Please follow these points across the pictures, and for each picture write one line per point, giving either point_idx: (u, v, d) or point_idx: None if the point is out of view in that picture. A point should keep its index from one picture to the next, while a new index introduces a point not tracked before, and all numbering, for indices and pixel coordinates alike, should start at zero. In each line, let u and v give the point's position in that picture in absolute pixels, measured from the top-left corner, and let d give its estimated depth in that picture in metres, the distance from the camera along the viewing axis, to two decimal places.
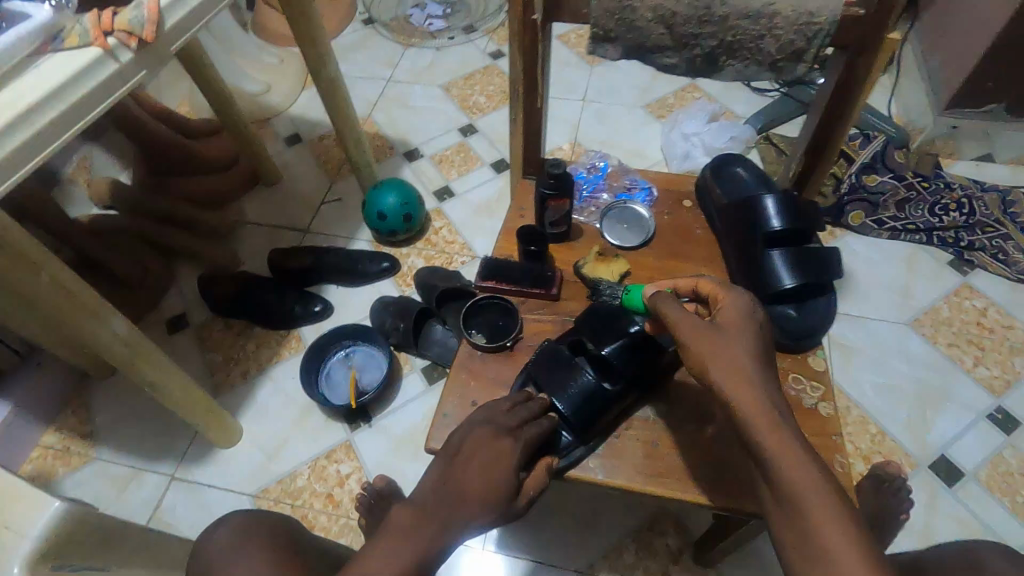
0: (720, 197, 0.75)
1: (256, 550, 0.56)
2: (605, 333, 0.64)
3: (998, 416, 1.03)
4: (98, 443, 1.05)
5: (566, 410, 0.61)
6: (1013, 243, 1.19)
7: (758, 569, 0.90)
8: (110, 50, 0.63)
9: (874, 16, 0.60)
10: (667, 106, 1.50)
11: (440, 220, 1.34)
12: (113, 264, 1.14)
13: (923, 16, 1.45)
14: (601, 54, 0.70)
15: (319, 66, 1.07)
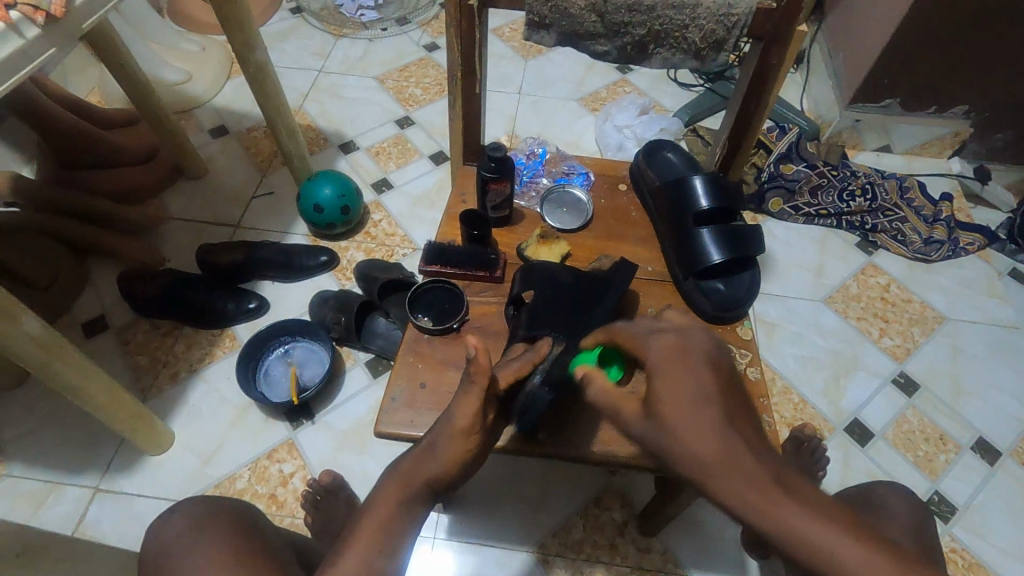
0: (653, 179, 0.79)
1: (204, 546, 0.55)
2: (560, 284, 0.67)
3: (900, 380, 1.14)
4: (7, 458, 0.97)
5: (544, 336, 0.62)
6: (910, 225, 1.32)
7: (698, 536, 0.95)
8: (14, 24, 0.58)
9: (785, 9, 0.65)
10: (600, 100, 1.55)
11: (379, 212, 1.32)
12: (18, 265, 1.05)
13: (829, 18, 1.57)
14: (537, 41, 0.72)
15: (247, 52, 1.03)
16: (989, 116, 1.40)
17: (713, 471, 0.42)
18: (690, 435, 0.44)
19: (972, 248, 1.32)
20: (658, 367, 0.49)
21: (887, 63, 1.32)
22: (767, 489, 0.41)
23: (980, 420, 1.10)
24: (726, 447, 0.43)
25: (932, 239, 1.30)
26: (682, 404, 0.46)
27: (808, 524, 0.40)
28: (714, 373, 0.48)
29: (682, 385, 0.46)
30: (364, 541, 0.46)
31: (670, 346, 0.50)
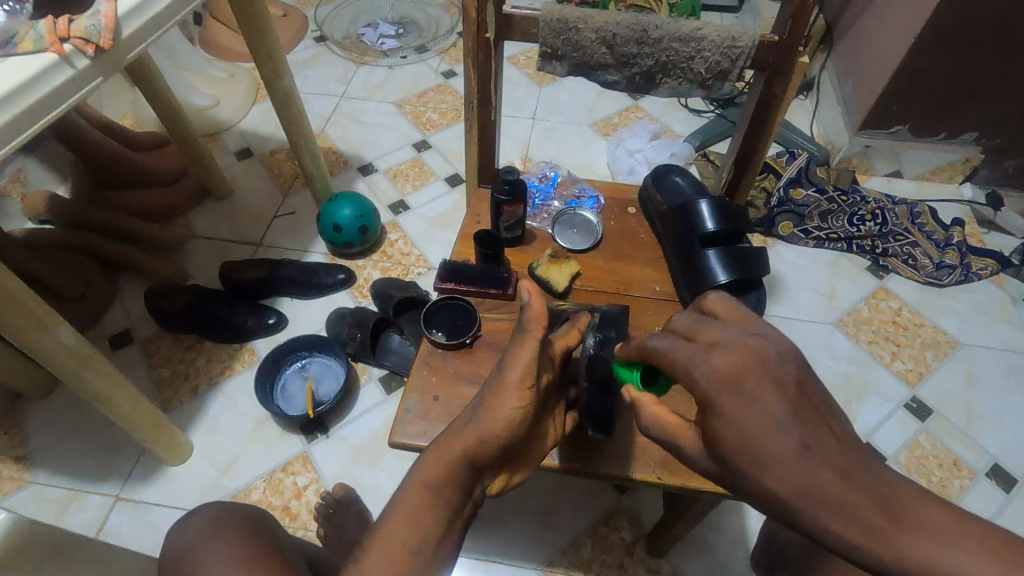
0: (661, 203, 0.81)
1: (223, 549, 0.57)
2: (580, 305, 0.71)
3: (913, 405, 1.13)
4: (34, 465, 1.00)
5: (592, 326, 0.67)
6: (921, 250, 1.32)
7: (708, 558, 0.94)
8: (66, 55, 0.63)
9: (787, 41, 0.68)
10: (612, 125, 1.59)
11: (395, 232, 1.36)
12: (52, 279, 1.10)
13: (838, 47, 1.60)
14: (550, 71, 0.76)
15: (274, 79, 1.08)
16: (999, 143, 1.41)
17: (805, 511, 0.36)
18: (770, 476, 0.37)
19: (985, 273, 1.32)
20: (708, 393, 0.39)
21: (895, 91, 1.35)
22: (868, 520, 0.36)
23: (995, 446, 1.09)
24: (818, 484, 0.36)
25: (944, 264, 1.31)
26: (752, 438, 0.38)
27: (918, 547, 0.36)
28: (784, 386, 0.38)
29: (749, 416, 0.38)
30: (400, 519, 0.47)
31: (725, 362, 0.40)
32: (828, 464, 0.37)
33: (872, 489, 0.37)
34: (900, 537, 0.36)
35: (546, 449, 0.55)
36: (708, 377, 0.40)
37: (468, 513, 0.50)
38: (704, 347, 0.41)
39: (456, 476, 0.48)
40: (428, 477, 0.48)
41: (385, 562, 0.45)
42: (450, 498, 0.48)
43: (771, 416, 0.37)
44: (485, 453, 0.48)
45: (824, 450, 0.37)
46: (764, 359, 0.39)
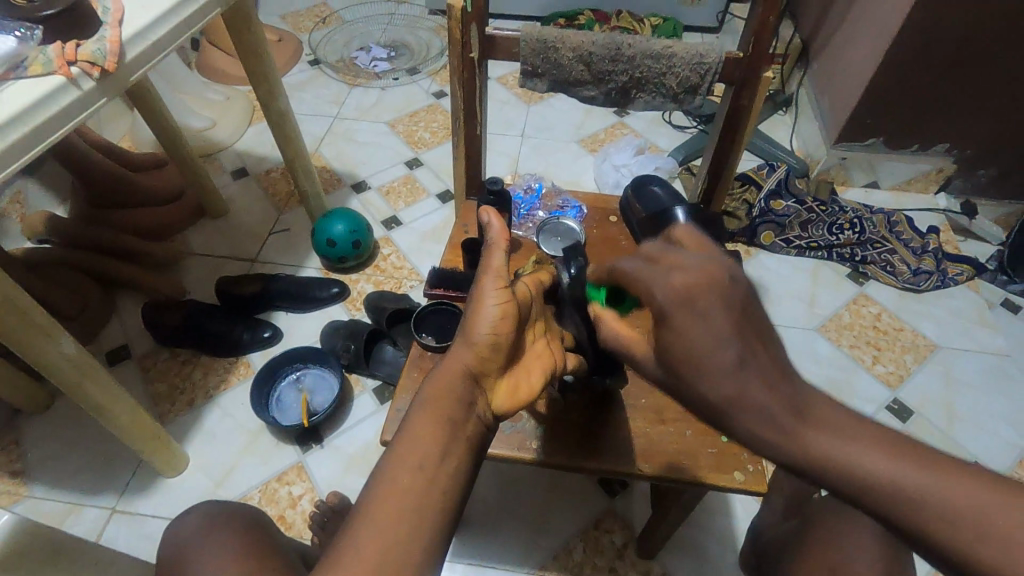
0: (640, 211, 0.84)
1: (216, 547, 0.59)
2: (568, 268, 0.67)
3: (894, 407, 1.16)
4: (30, 480, 1.02)
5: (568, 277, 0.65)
6: (898, 257, 1.37)
7: (696, 559, 0.96)
8: (73, 78, 0.66)
9: (752, 57, 0.73)
10: (599, 141, 1.64)
11: (388, 246, 1.39)
12: (51, 296, 1.12)
13: (814, 64, 1.67)
14: (531, 88, 0.80)
15: (270, 100, 1.12)
16: (970, 154, 1.46)
17: (731, 415, 0.38)
18: (703, 382, 0.38)
19: (961, 278, 1.36)
20: (664, 310, 0.39)
21: (868, 105, 1.40)
22: (786, 424, 0.37)
23: (975, 444, 1.12)
24: (744, 390, 0.37)
25: (921, 270, 1.35)
26: (697, 353, 0.38)
27: (839, 452, 0.37)
28: (731, 302, 0.38)
29: (694, 332, 0.38)
30: (410, 434, 0.45)
31: (683, 282, 0.39)
32: (760, 375, 0.37)
33: (793, 394, 0.38)
34: (817, 438, 0.37)
35: (548, 369, 0.56)
36: (664, 295, 0.39)
37: (475, 430, 0.48)
38: (666, 270, 0.41)
39: (455, 386, 0.48)
40: (427, 394, 0.47)
41: (407, 485, 0.42)
42: (455, 414, 0.47)
43: (714, 331, 0.37)
44: (477, 358, 0.50)
45: (759, 364, 0.38)
46: (719, 280, 0.39)
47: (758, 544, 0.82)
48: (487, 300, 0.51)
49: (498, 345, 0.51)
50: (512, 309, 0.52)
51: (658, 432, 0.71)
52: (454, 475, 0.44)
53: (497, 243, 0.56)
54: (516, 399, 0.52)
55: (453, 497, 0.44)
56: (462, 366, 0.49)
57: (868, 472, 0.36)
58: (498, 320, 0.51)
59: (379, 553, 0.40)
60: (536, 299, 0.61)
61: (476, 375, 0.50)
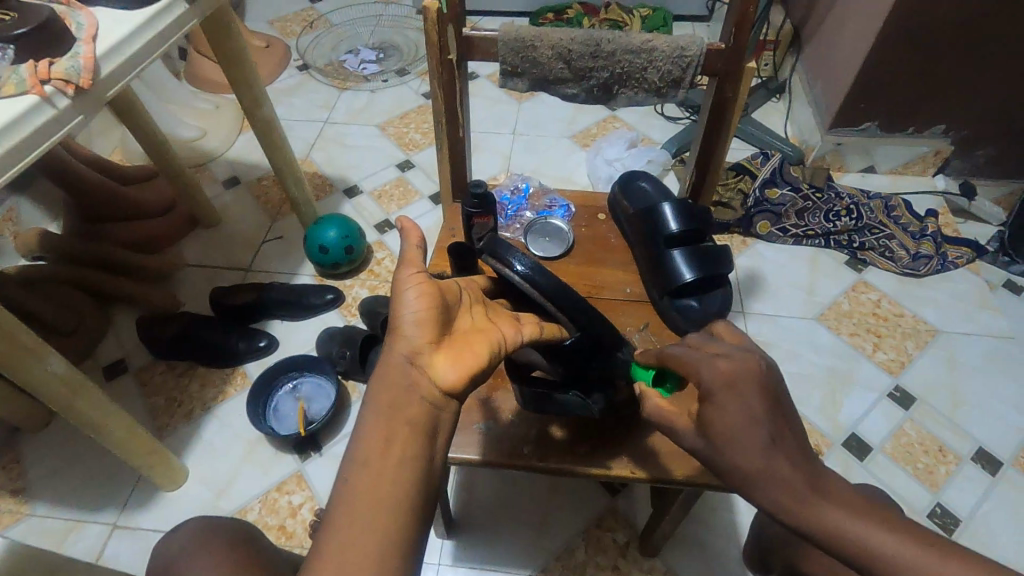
0: (627, 209, 0.84)
1: (206, 561, 0.59)
2: (507, 258, 0.58)
3: (897, 394, 1.15)
4: (31, 498, 1.02)
5: (518, 273, 0.57)
6: (897, 242, 1.35)
7: (700, 556, 0.95)
8: (47, 96, 0.66)
9: (733, 48, 0.72)
10: (591, 136, 1.63)
11: (382, 251, 1.39)
12: (45, 313, 1.12)
13: (806, 50, 1.65)
14: (512, 87, 0.79)
15: (255, 109, 1.12)
16: (967, 134, 1.44)
17: (759, 487, 0.44)
18: (733, 459, 0.45)
19: (961, 261, 1.34)
20: (711, 389, 0.47)
21: (860, 90, 1.39)
22: (805, 498, 0.43)
23: (980, 430, 1.11)
24: (771, 468, 0.44)
25: (920, 255, 1.33)
26: (737, 428, 0.45)
27: (858, 530, 0.42)
28: (764, 390, 0.46)
29: (734, 411, 0.45)
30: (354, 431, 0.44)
31: (727, 368, 0.47)
32: (787, 458, 0.44)
33: (811, 471, 0.44)
34: (828, 510, 0.43)
35: (497, 342, 0.53)
36: (711, 377, 0.47)
37: (423, 411, 0.45)
38: (710, 357, 0.48)
39: (393, 373, 0.46)
40: (367, 395, 0.46)
41: (357, 485, 0.42)
42: (396, 400, 0.45)
43: (748, 415, 0.45)
44: (410, 341, 0.47)
45: (788, 449, 0.44)
46: (750, 368, 0.47)
47: (760, 540, 0.81)
48: (407, 285, 0.49)
49: (428, 323, 0.48)
50: (434, 289, 0.50)
51: (652, 431, 0.71)
52: (409, 467, 0.43)
53: (410, 242, 0.52)
54: (465, 369, 0.48)
55: (410, 485, 0.42)
56: (399, 353, 0.47)
57: (881, 554, 0.41)
58: (424, 301, 0.49)
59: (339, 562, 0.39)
60: (470, 293, 0.59)
61: (414, 360, 0.47)
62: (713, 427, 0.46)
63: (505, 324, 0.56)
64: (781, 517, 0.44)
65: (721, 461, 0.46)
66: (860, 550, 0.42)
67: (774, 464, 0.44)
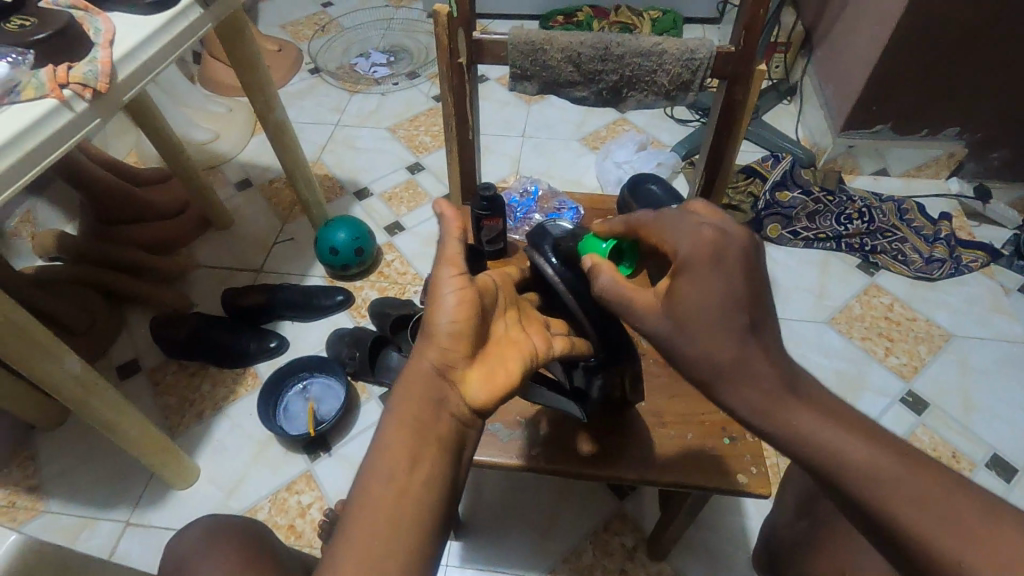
0: (638, 212, 0.83)
1: (216, 559, 0.59)
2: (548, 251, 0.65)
3: (909, 399, 1.14)
4: (46, 495, 1.03)
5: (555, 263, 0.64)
6: (910, 245, 1.34)
7: (709, 560, 0.95)
8: (65, 100, 0.67)
9: (742, 51, 0.72)
10: (600, 138, 1.63)
11: (391, 252, 1.40)
12: (61, 314, 1.14)
13: (817, 52, 1.64)
14: (521, 90, 0.79)
15: (267, 112, 1.13)
16: (981, 137, 1.42)
17: (731, 382, 0.42)
18: (704, 338, 0.42)
19: (975, 265, 1.33)
20: (691, 261, 0.43)
21: (872, 92, 1.38)
22: (779, 397, 0.41)
23: (994, 436, 1.09)
24: (747, 356, 0.41)
25: (933, 258, 1.32)
26: (714, 310, 0.42)
27: (825, 430, 0.41)
28: (748, 274, 0.43)
29: (712, 289, 0.42)
30: (379, 441, 0.45)
31: (709, 241, 0.43)
32: (764, 350, 0.42)
33: (787, 370, 0.42)
34: (801, 414, 0.41)
35: (528, 356, 0.53)
36: (692, 247, 0.44)
37: (449, 429, 0.47)
38: (693, 229, 0.45)
39: (422, 386, 0.46)
40: (395, 399, 0.46)
41: (379, 495, 0.43)
42: (423, 415, 0.46)
43: (730, 295, 0.42)
44: (441, 352, 0.48)
45: (766, 338, 0.42)
46: (733, 241, 0.44)
47: (770, 544, 0.80)
48: (445, 290, 0.48)
49: (462, 335, 0.48)
50: (473, 297, 0.49)
51: (660, 435, 0.71)
52: (431, 480, 0.44)
53: (451, 238, 0.52)
54: (494, 388, 0.49)
55: (432, 501, 0.44)
56: (430, 363, 0.47)
57: (848, 457, 0.40)
58: (461, 308, 0.48)
59: (355, 567, 0.40)
60: (505, 292, 0.59)
61: (444, 369, 0.48)
62: (682, 306, 0.43)
63: (536, 334, 0.57)
64: (746, 415, 0.42)
65: (682, 338, 0.43)
66: (827, 453, 0.41)
67: (751, 352, 0.41)
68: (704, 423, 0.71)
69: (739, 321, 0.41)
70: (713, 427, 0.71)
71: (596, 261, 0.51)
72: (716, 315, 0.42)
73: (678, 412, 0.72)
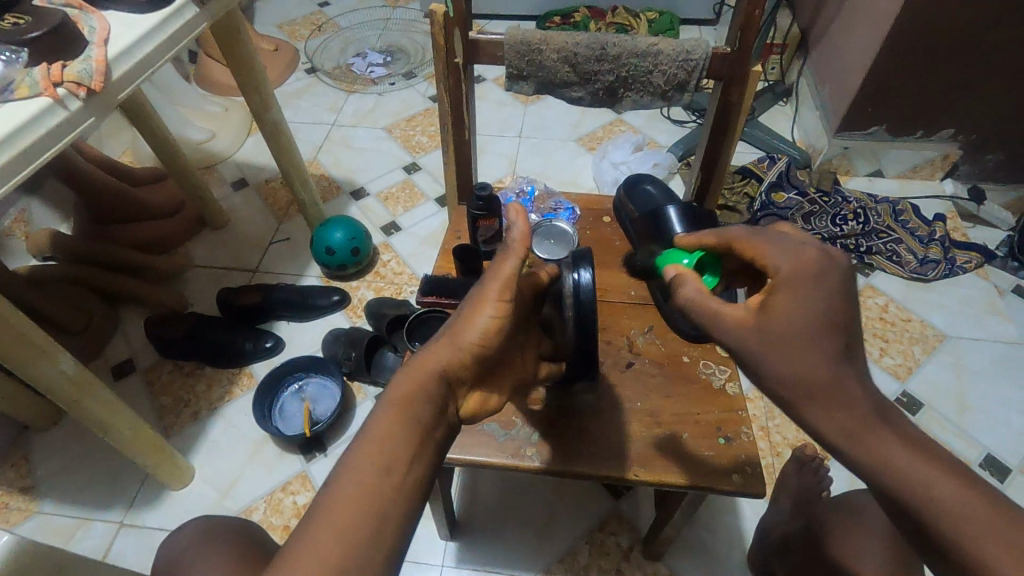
0: (633, 211, 0.84)
1: (210, 560, 0.59)
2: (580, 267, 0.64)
3: (904, 399, 1.14)
4: (40, 495, 1.03)
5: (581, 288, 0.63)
6: (904, 246, 1.35)
7: (704, 560, 0.95)
8: (60, 99, 0.67)
9: (738, 52, 0.72)
10: (597, 139, 1.63)
11: (388, 252, 1.39)
12: (55, 313, 1.13)
13: (813, 53, 1.65)
14: (518, 91, 0.80)
15: (263, 111, 1.13)
16: (976, 139, 1.43)
17: (821, 408, 0.43)
18: (790, 356, 0.43)
19: (969, 266, 1.33)
20: (787, 281, 0.44)
21: (867, 94, 1.38)
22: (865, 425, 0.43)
23: (988, 436, 1.10)
24: (840, 381, 0.43)
25: (927, 259, 1.33)
26: (814, 332, 0.42)
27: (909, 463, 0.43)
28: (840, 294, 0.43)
29: (811, 309, 0.43)
30: (373, 423, 0.44)
31: (804, 261, 0.44)
32: (855, 374, 0.43)
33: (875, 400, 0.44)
34: (891, 446, 0.43)
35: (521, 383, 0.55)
36: (791, 266, 0.44)
37: (442, 435, 0.47)
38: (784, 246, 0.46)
39: (428, 384, 0.46)
40: (398, 384, 0.46)
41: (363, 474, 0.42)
42: (420, 410, 0.45)
43: (828, 318, 0.43)
44: (458, 361, 0.48)
45: (856, 361, 0.43)
46: (834, 266, 0.44)
47: (765, 543, 0.81)
48: (488, 307, 0.48)
49: (483, 356, 0.49)
50: (506, 328, 0.49)
51: (656, 434, 0.70)
52: (409, 477, 0.43)
53: (506, 259, 0.51)
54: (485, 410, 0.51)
55: (414, 497, 0.43)
56: (443, 365, 0.47)
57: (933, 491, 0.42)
58: (494, 330, 0.48)
59: (335, 538, 0.40)
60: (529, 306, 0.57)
61: (452, 379, 0.48)
62: (773, 319, 0.44)
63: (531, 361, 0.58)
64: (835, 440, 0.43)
65: (780, 355, 0.43)
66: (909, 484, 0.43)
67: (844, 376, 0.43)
68: (700, 424, 0.71)
69: (835, 344, 0.43)
70: (708, 427, 0.71)
71: (681, 271, 0.51)
72: (816, 339, 0.42)
73: (674, 412, 0.72)
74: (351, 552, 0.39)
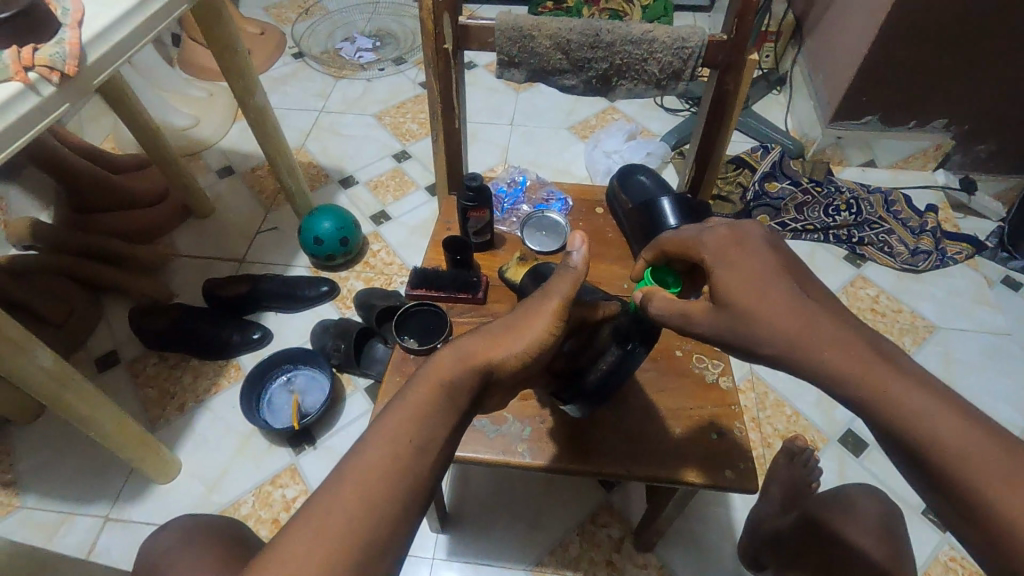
0: (627, 202, 0.83)
1: (193, 560, 0.58)
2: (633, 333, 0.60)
3: None
4: (21, 491, 1.01)
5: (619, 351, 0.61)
6: (896, 237, 1.35)
7: (694, 551, 0.95)
8: (31, 84, 0.64)
9: (735, 39, 0.70)
10: (590, 127, 1.61)
11: (377, 242, 1.37)
12: (36, 305, 1.11)
13: (807, 41, 1.63)
14: (509, 78, 0.78)
15: (247, 97, 1.10)
16: (968, 129, 1.43)
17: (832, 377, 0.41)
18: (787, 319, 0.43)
19: (960, 257, 1.34)
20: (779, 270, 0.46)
21: (862, 82, 1.37)
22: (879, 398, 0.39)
23: None
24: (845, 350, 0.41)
25: (919, 250, 1.33)
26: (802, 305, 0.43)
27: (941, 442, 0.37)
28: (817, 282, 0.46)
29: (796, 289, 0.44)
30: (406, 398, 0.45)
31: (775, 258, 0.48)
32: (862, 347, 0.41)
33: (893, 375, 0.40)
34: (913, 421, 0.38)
35: None
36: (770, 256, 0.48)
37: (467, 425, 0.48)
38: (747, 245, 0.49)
39: (472, 371, 0.47)
40: (441, 362, 0.47)
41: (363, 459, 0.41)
42: (458, 393, 0.46)
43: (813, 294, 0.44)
44: (502, 359, 0.49)
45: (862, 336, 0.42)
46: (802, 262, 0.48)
47: (755, 537, 0.81)
48: (544, 320, 0.50)
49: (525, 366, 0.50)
50: (551, 346, 0.51)
51: (647, 430, 0.70)
52: (417, 472, 0.42)
53: (564, 282, 0.51)
54: None
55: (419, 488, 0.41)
56: (489, 358, 0.48)
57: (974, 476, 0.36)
58: (542, 343, 0.50)
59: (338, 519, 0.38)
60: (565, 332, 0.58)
61: (491, 377, 0.48)
62: (766, 309, 0.44)
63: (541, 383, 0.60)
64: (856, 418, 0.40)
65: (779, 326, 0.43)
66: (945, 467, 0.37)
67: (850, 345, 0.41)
68: (692, 419, 0.71)
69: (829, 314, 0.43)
70: (701, 421, 0.71)
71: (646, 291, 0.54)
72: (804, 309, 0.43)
73: (667, 408, 0.72)
74: (351, 540, 0.37)
